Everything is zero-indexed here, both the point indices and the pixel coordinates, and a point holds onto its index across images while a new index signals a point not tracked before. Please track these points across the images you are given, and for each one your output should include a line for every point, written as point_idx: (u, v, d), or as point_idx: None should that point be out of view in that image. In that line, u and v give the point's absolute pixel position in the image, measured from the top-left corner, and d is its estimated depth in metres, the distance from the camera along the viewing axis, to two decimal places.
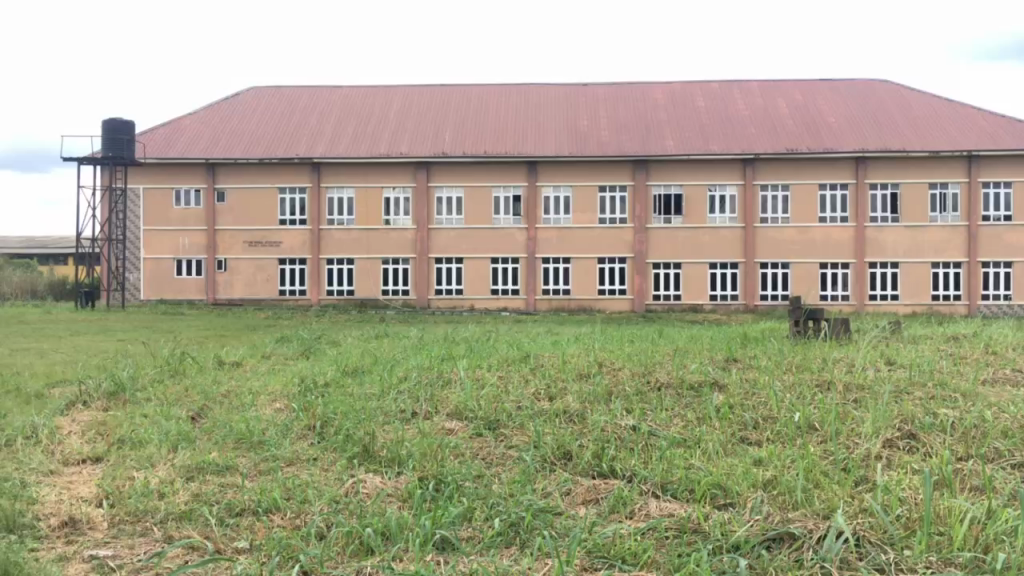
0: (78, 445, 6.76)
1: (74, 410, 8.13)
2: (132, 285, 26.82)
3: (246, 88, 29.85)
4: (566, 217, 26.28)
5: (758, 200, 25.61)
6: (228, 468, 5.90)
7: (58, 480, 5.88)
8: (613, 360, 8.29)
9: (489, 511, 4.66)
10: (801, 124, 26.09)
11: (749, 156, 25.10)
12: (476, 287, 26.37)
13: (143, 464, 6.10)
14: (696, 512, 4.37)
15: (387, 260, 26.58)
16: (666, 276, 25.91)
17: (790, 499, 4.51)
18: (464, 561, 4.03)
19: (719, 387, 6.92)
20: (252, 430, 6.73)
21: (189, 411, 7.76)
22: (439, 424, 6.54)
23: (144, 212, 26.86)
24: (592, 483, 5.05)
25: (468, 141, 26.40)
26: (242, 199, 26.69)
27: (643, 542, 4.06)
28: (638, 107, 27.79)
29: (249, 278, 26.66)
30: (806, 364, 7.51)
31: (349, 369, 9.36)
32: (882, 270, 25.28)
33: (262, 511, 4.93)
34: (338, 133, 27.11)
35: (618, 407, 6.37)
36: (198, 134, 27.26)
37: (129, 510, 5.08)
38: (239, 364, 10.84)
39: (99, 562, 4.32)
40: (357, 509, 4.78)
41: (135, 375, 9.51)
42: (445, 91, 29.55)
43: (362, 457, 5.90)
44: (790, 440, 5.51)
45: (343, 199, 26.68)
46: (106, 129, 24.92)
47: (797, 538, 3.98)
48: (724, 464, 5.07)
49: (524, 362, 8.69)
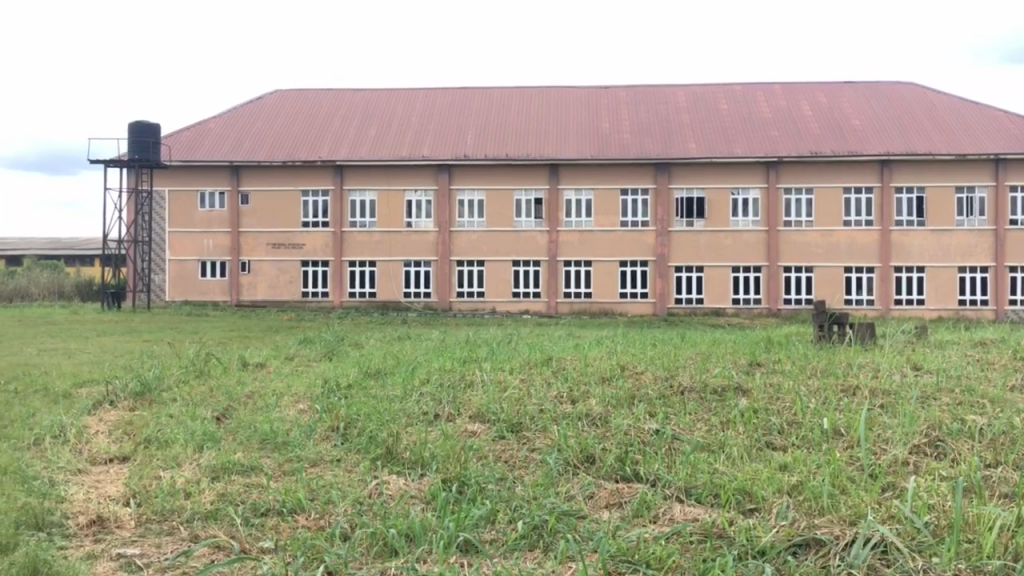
0: (106, 444, 6.84)
1: (101, 410, 8.22)
2: (157, 287, 27.16)
3: (271, 91, 30.14)
4: (588, 220, 26.24)
5: (781, 203, 25.43)
6: (254, 468, 5.94)
7: (86, 479, 5.95)
8: (635, 364, 8.25)
9: (513, 513, 4.66)
10: (826, 126, 25.89)
11: (773, 159, 24.92)
12: (497, 290, 26.38)
13: (169, 464, 6.17)
14: (721, 518, 4.34)
15: (409, 262, 26.69)
16: (688, 279, 25.83)
17: (815, 505, 4.48)
18: (488, 564, 4.05)
19: (742, 391, 6.87)
20: (277, 431, 6.79)
21: (215, 411, 7.83)
22: (462, 425, 6.57)
23: (169, 215, 27.15)
24: (615, 487, 5.04)
25: (490, 143, 26.44)
26: (266, 201, 26.87)
27: (668, 547, 4.04)
28: (659, 110, 27.69)
29: (273, 280, 26.87)
30: (831, 368, 7.45)
31: (372, 370, 9.41)
32: (908, 274, 25.06)
33: (287, 512, 4.96)
34: (360, 136, 27.25)
35: (641, 411, 6.36)
36: (222, 137, 27.51)
37: (156, 510, 5.13)
38: (263, 365, 10.94)
39: (127, 561, 4.37)
40: (382, 510, 4.81)
41: (162, 376, 9.60)
42: (467, 94, 29.67)
43: (385, 458, 5.94)
44: (817, 445, 5.47)
45: (366, 202, 26.81)
46: (133, 132, 25.24)
47: (824, 544, 3.95)
48: (748, 469, 5.04)
49: (547, 365, 8.69)
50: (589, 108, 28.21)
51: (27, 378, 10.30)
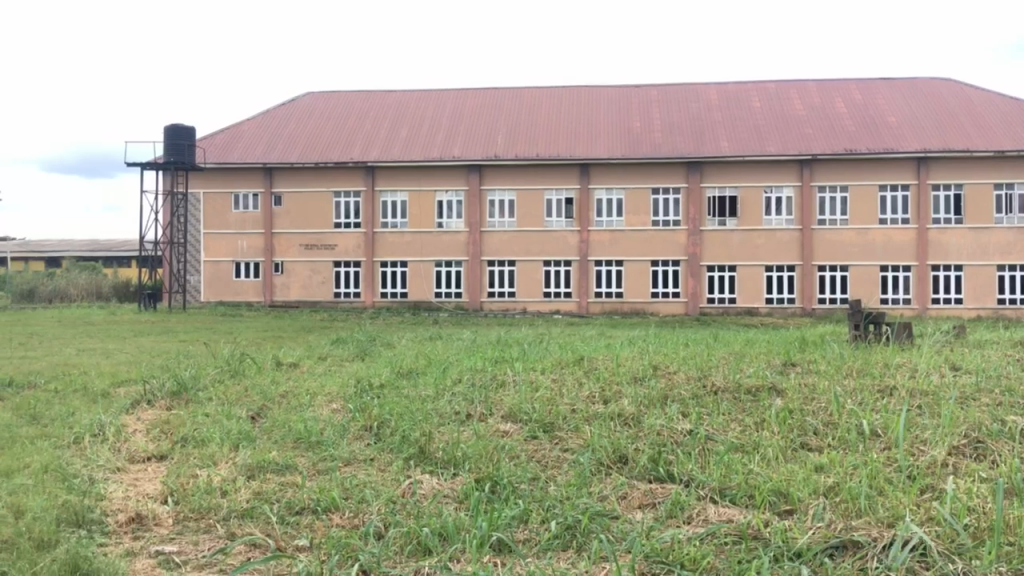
0: (143, 443, 6.94)
1: (139, 409, 8.35)
2: (193, 287, 27.52)
3: (303, 94, 30.40)
4: (619, 219, 26.15)
5: (815, 202, 25.15)
6: (288, 467, 6.00)
7: (124, 477, 6.04)
8: (668, 364, 8.19)
9: (546, 513, 4.66)
10: (860, 123, 25.54)
11: (806, 157, 24.64)
12: (528, 290, 26.38)
13: (206, 462, 6.24)
14: (756, 519, 4.31)
15: (440, 263, 26.78)
16: (721, 279, 25.65)
17: (852, 506, 4.42)
18: (522, 563, 4.04)
19: (777, 391, 6.79)
20: (311, 430, 6.84)
21: (250, 411, 7.91)
22: (495, 425, 6.57)
23: (204, 217, 27.50)
24: (649, 488, 5.02)
25: (520, 144, 26.45)
26: (299, 202, 27.10)
27: (703, 548, 4.01)
28: (691, 109, 27.51)
29: (306, 281, 27.12)
30: (868, 368, 7.35)
31: (404, 370, 9.44)
32: (946, 273, 24.69)
33: (321, 510, 4.99)
34: (392, 137, 27.40)
35: (674, 411, 6.32)
36: (255, 139, 27.81)
37: (193, 508, 5.20)
38: (296, 364, 11.05)
39: (165, 558, 4.44)
40: (414, 510, 4.83)
41: (198, 375, 9.72)
42: (498, 94, 29.70)
43: (418, 458, 5.96)
44: (853, 446, 5.41)
45: (397, 203, 26.95)
46: (168, 135, 25.62)
47: (861, 546, 3.90)
48: (784, 469, 4.99)
49: (578, 364, 8.67)
50: (620, 107, 28.10)
51: (67, 378, 10.50)
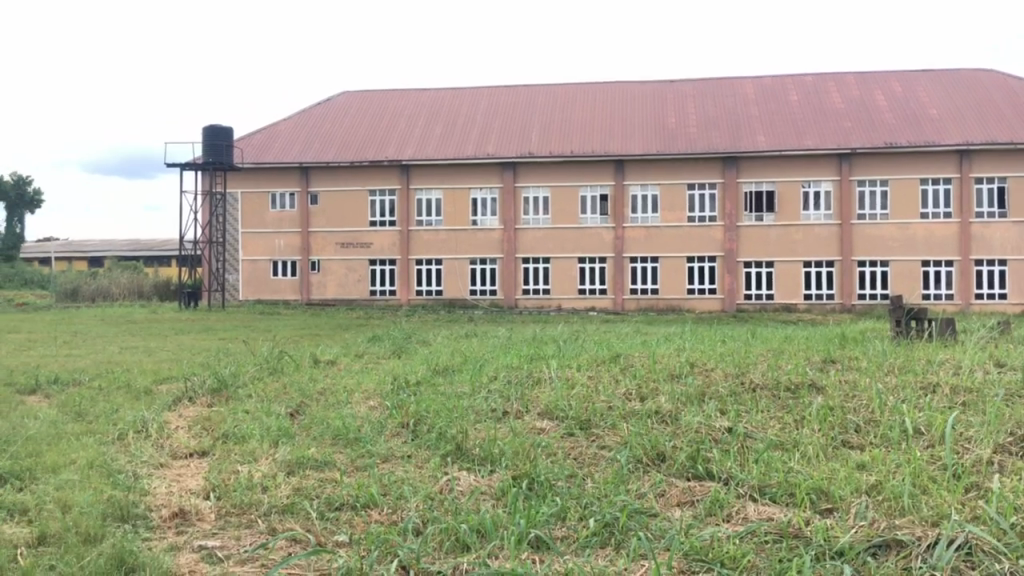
0: (185, 439, 7.06)
1: (181, 406, 8.49)
2: (231, 286, 27.90)
3: (338, 93, 30.64)
4: (654, 215, 26.01)
5: (854, 196, 24.79)
6: (327, 463, 6.06)
7: (168, 473, 6.15)
8: (705, 361, 8.13)
9: (583, 511, 4.65)
10: (901, 116, 25.10)
11: (845, 150, 24.26)
12: (563, 287, 26.38)
13: (247, 458, 6.33)
14: (797, 517, 4.26)
15: (475, 260, 26.86)
16: (758, 275, 25.44)
17: (895, 505, 4.36)
18: (560, 561, 4.03)
19: (817, 388, 6.72)
20: (349, 427, 6.90)
21: (288, 408, 8.00)
22: (531, 423, 6.58)
23: (242, 216, 27.84)
24: (687, 486, 4.99)
25: (555, 141, 26.40)
26: (335, 201, 27.31)
27: (743, 546, 3.98)
28: (727, 103, 27.25)
29: (342, 279, 27.35)
30: (910, 365, 7.25)
31: (440, 367, 9.50)
32: (989, 268, 24.25)
33: (360, 506, 5.03)
34: (426, 135, 27.51)
35: (712, 408, 6.27)
36: (292, 138, 28.09)
37: (235, 503, 5.27)
38: (334, 362, 11.15)
39: (208, 553, 4.50)
40: (453, 506, 4.86)
41: (238, 372, 9.85)
42: (531, 91, 29.68)
43: (455, 454, 5.98)
44: (896, 444, 5.33)
45: (432, 201, 27.06)
46: (207, 135, 26.02)
47: (906, 545, 3.84)
48: (825, 468, 4.93)
49: (614, 362, 8.64)
50: (655, 102, 27.92)
51: (111, 375, 10.69)
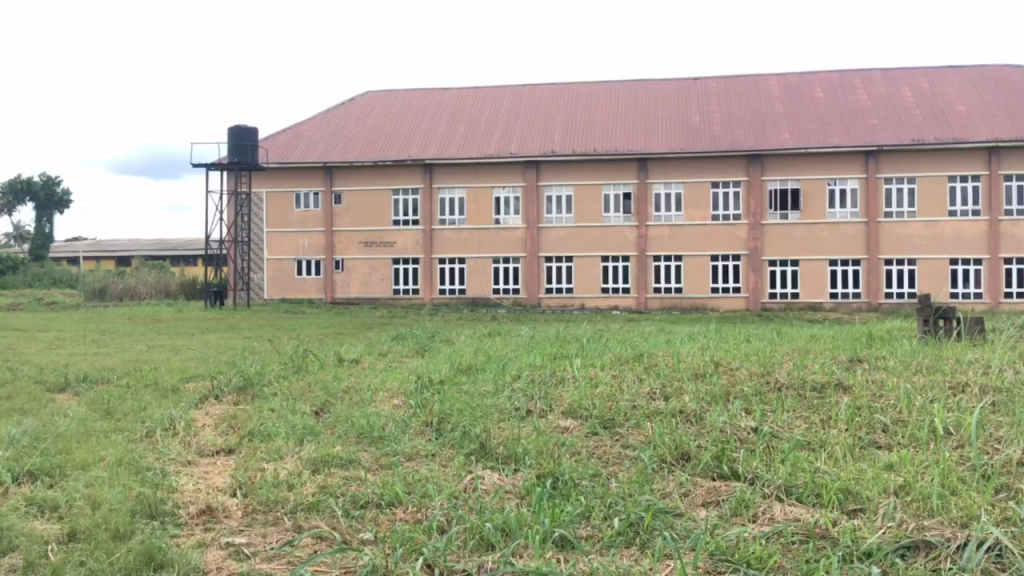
0: (212, 437, 7.12)
1: (207, 404, 8.57)
2: (256, 285, 28.12)
3: (361, 93, 30.77)
4: (677, 214, 25.89)
5: (881, 193, 24.54)
6: (352, 461, 6.09)
7: (195, 471, 6.21)
8: (730, 360, 8.07)
9: (608, 510, 4.64)
10: (928, 113, 24.81)
11: (871, 147, 23.99)
12: (586, 286, 26.33)
13: (273, 456, 6.37)
14: (825, 518, 4.23)
15: (498, 259, 26.89)
16: (783, 273, 25.27)
17: (924, 506, 4.32)
18: (585, 560, 4.02)
19: (843, 388, 6.67)
20: (373, 425, 6.93)
21: (313, 406, 8.06)
22: (555, 422, 6.58)
23: (267, 215, 28.03)
24: (712, 485, 4.96)
25: (578, 139, 26.36)
26: (359, 200, 27.43)
27: (769, 547, 3.95)
28: (751, 101, 27.07)
29: (366, 278, 27.48)
30: (938, 364, 7.16)
31: (464, 366, 9.51)
32: (1019, 266, 23.93)
33: (385, 505, 5.05)
34: (449, 134, 27.56)
35: (738, 408, 6.24)
36: (316, 138, 28.24)
37: (262, 501, 5.31)
38: (357, 360, 11.21)
39: (235, 550, 4.54)
40: (477, 504, 4.87)
41: (263, 371, 9.93)
42: (553, 90, 29.64)
43: (479, 453, 5.98)
44: (924, 445, 5.28)
45: (455, 200, 27.10)
46: (232, 135, 26.21)
47: (934, 546, 3.81)
48: (853, 468, 4.89)
49: (638, 360, 8.62)
50: (678, 100, 27.78)
51: (138, 373, 10.80)
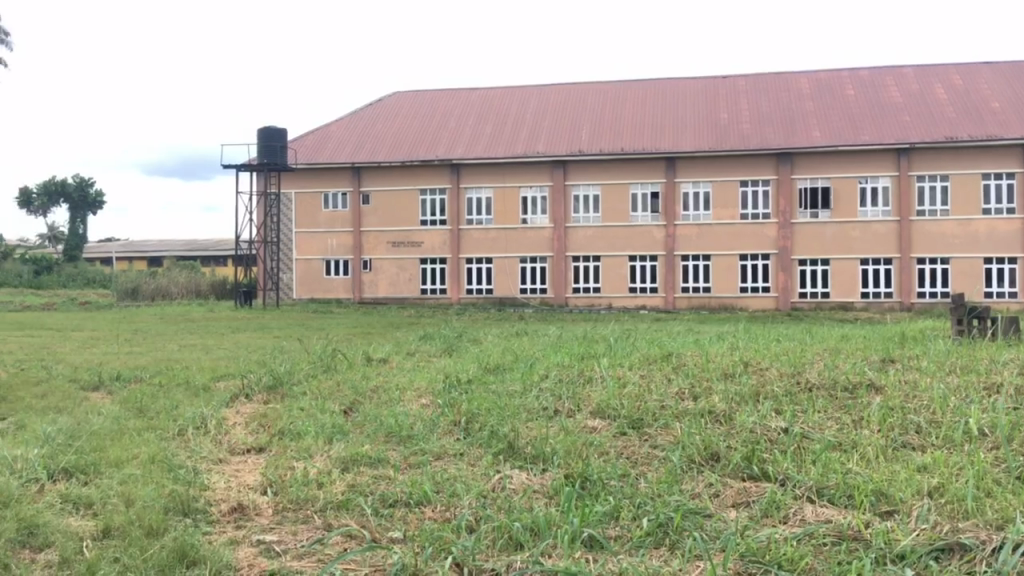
0: (243, 435, 7.19)
1: (238, 403, 8.65)
2: (285, 284, 28.36)
3: (389, 94, 30.90)
4: (706, 213, 25.73)
5: (913, 191, 24.22)
6: (381, 460, 6.12)
7: (226, 468, 6.27)
8: (759, 360, 8.01)
9: (637, 510, 4.62)
10: (962, 109, 24.42)
11: (903, 145, 23.69)
12: (614, 286, 26.26)
13: (302, 454, 6.42)
14: (856, 520, 4.19)
15: (525, 259, 26.90)
16: (813, 273, 25.06)
17: (959, 507, 4.26)
18: (614, 560, 4.01)
19: (875, 388, 6.59)
20: (402, 424, 6.96)
21: (343, 405, 8.10)
22: (583, 421, 6.57)
23: (296, 215, 28.26)
24: (742, 486, 4.92)
25: (606, 138, 26.29)
26: (387, 201, 27.54)
27: (801, 549, 3.92)
28: (781, 99, 26.83)
29: (394, 277, 27.60)
30: (972, 365, 7.06)
31: (491, 365, 9.52)
32: None
33: (414, 503, 5.07)
34: (476, 134, 27.60)
35: (768, 408, 6.17)
36: (345, 139, 28.41)
37: (291, 499, 5.35)
38: (386, 360, 11.27)
39: (266, 547, 4.58)
40: (506, 504, 4.87)
41: (293, 370, 9.99)
42: (581, 89, 29.57)
43: (507, 453, 5.99)
44: (958, 446, 5.20)
45: (482, 200, 27.13)
46: (261, 137, 26.42)
47: (968, 549, 3.76)
48: (885, 470, 4.83)
49: (667, 360, 8.58)
50: (706, 99, 27.60)
51: (170, 372, 10.93)
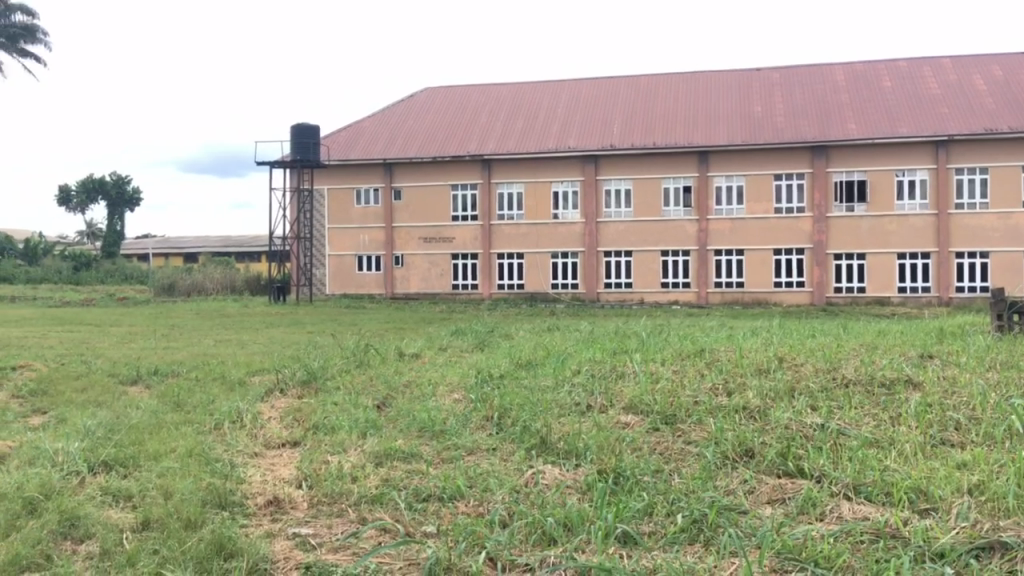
0: (278, 430, 7.27)
1: (273, 397, 8.75)
2: (319, 280, 28.60)
3: (420, 90, 31.00)
4: (739, 207, 25.50)
5: (952, 184, 23.81)
6: (414, 455, 6.15)
7: (262, 462, 6.34)
8: (794, 355, 7.93)
9: (671, 506, 4.60)
10: (1002, 101, 23.93)
11: (941, 137, 23.29)
12: (645, 281, 26.13)
13: (336, 448, 6.49)
14: (894, 517, 4.14)
15: (557, 254, 26.88)
16: (848, 267, 24.78)
17: (1000, 505, 4.19)
18: (648, 556, 4.00)
19: (914, 384, 6.50)
20: (435, 419, 6.99)
21: (375, 400, 8.15)
22: (615, 417, 6.55)
23: (329, 211, 28.48)
24: (778, 483, 4.88)
25: (638, 132, 26.16)
26: (419, 196, 27.65)
27: (838, 546, 3.87)
28: (815, 91, 26.50)
29: (426, 273, 27.70)
30: (1013, 361, 6.92)
31: (523, 361, 9.52)
32: None
33: (447, 498, 5.09)
34: (508, 130, 27.59)
35: (803, 405, 6.11)
36: (376, 135, 28.56)
37: (326, 492, 5.40)
38: (418, 355, 11.33)
39: (301, 540, 4.63)
40: (539, 499, 4.86)
41: (326, 366, 10.06)
42: (612, 82, 29.43)
43: (539, 448, 5.99)
44: (999, 443, 5.10)
45: (513, 195, 27.15)
46: (294, 133, 26.62)
47: (1010, 547, 3.70)
48: (924, 467, 4.76)
49: (699, 355, 8.53)
50: (739, 92, 27.34)
51: (206, 367, 11.07)
